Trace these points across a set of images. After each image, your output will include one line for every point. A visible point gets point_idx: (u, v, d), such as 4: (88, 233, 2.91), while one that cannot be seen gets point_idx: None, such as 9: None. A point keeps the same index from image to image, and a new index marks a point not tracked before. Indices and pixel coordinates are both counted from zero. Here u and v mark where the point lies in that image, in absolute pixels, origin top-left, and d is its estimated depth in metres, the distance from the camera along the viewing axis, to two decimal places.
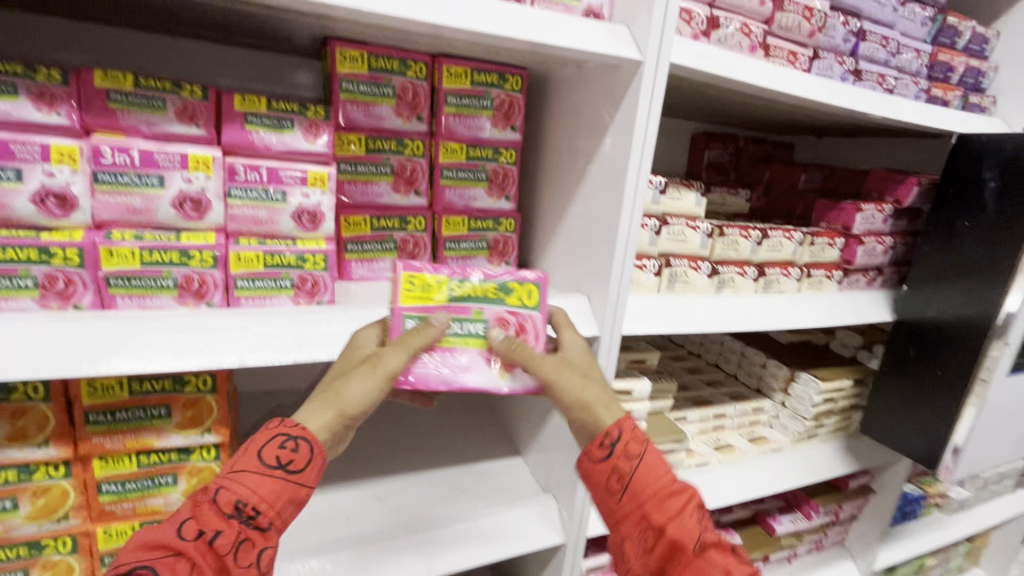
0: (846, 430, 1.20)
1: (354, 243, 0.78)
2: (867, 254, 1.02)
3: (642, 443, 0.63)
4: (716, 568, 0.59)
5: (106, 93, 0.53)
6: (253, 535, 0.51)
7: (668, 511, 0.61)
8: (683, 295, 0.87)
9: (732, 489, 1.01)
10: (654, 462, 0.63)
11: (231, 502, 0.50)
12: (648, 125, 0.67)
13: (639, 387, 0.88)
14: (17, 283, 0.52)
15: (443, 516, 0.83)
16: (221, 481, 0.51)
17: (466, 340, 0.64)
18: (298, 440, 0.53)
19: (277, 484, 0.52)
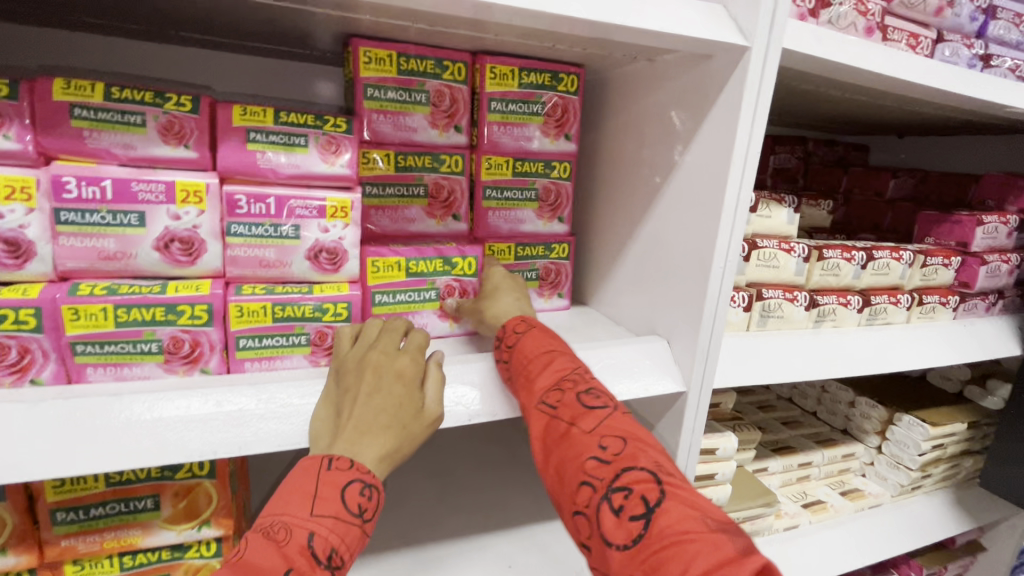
0: (955, 479, 1.02)
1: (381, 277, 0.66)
2: (989, 275, 0.85)
3: (523, 326, 0.55)
4: (559, 424, 0.49)
5: (69, 109, 0.42)
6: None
7: (527, 379, 0.52)
8: (778, 333, 0.71)
9: (829, 560, 0.84)
10: (536, 339, 0.54)
11: (327, 551, 0.39)
12: (750, 131, 0.53)
13: (724, 444, 0.73)
14: None
15: None
16: (308, 523, 0.39)
17: (425, 304, 0.62)
18: (371, 489, 0.43)
19: (360, 538, 0.41)
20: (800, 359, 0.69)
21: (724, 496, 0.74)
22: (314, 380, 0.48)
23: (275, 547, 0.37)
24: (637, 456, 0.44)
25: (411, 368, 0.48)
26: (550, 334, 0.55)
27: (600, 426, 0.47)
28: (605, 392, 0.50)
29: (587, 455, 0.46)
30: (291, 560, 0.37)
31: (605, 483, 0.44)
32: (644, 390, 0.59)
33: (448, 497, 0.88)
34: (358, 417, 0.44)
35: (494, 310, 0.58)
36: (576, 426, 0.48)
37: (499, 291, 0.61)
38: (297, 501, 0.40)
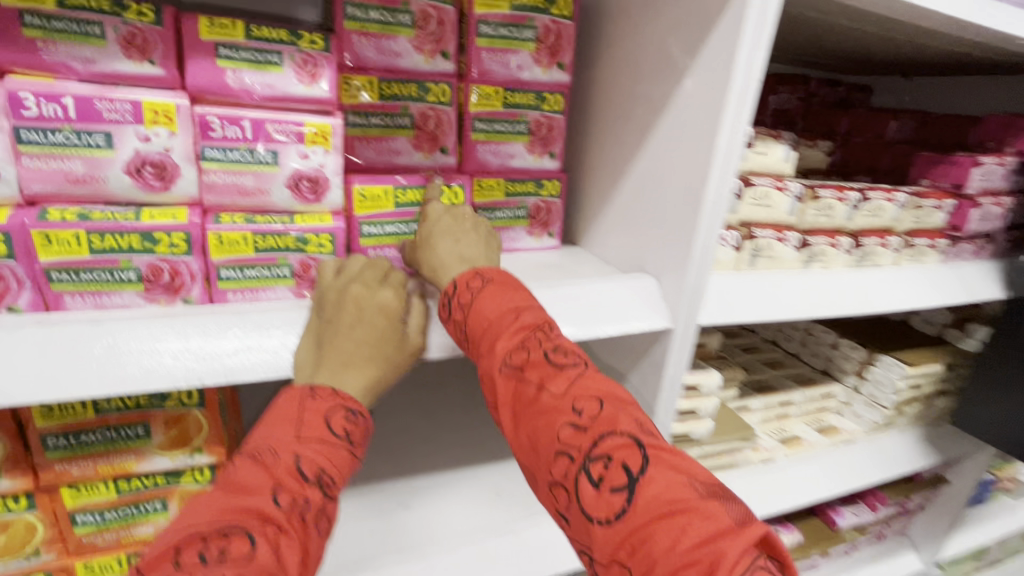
0: (927, 418, 1.06)
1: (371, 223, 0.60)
2: (981, 218, 0.85)
3: (476, 280, 0.51)
4: (528, 389, 0.45)
5: (18, 16, 0.39)
6: (330, 510, 0.40)
7: (487, 343, 0.48)
8: (766, 273, 0.71)
9: (800, 491, 0.89)
10: (493, 297, 0.49)
11: (317, 470, 0.40)
12: (751, 57, 0.51)
13: (707, 381, 0.75)
14: None
15: (479, 527, 0.73)
16: (294, 446, 0.40)
17: (415, 238, 0.61)
18: (354, 415, 0.43)
19: (348, 460, 0.42)
20: (787, 298, 0.69)
21: (704, 432, 0.77)
22: (299, 312, 0.48)
23: (263, 468, 0.38)
24: (616, 418, 0.41)
25: (392, 303, 0.48)
26: (506, 286, 0.51)
27: (572, 390, 0.43)
28: (573, 349, 0.47)
29: (560, 421, 0.43)
30: (279, 478, 0.38)
31: (584, 453, 0.41)
32: (631, 326, 0.59)
33: (439, 433, 0.91)
34: (342, 348, 0.45)
35: (435, 258, 0.54)
36: (545, 390, 0.44)
37: (435, 233, 0.55)
38: (281, 426, 0.41)
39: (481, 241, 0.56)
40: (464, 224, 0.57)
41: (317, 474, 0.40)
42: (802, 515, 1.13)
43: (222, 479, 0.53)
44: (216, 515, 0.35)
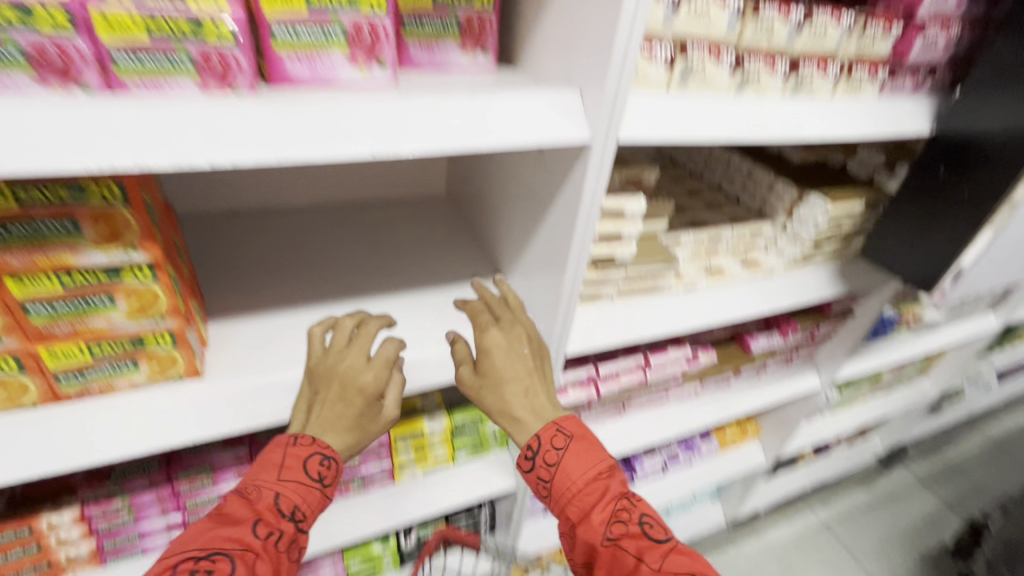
0: (844, 255, 1.15)
1: (284, 26, 0.55)
2: (924, 49, 0.84)
3: (559, 436, 0.74)
4: (629, 559, 0.67)
5: None
6: (298, 540, 0.68)
7: (584, 508, 0.72)
8: (697, 94, 0.71)
9: (714, 313, 1.00)
10: (576, 454, 0.74)
11: (290, 507, 0.67)
12: None
13: (631, 205, 0.80)
14: None
15: (419, 337, 0.83)
16: (271, 486, 0.66)
17: (332, 45, 0.58)
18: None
19: (315, 493, 0.69)
20: (714, 119, 0.70)
21: (628, 253, 0.85)
22: (207, 104, 0.48)
23: (247, 501, 0.65)
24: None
25: (373, 379, 0.70)
26: (582, 441, 0.76)
27: (664, 562, 0.66)
28: (654, 520, 0.71)
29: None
30: (259, 512, 0.64)
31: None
32: (550, 137, 0.61)
33: (388, 264, 0.97)
34: (326, 424, 0.69)
35: (491, 364, 0.77)
36: (643, 560, 0.67)
37: (505, 377, 0.76)
38: (267, 471, 0.67)
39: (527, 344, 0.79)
40: (519, 343, 0.79)
41: (287, 509, 0.67)
42: (721, 342, 1.28)
43: (162, 276, 0.59)
44: (203, 542, 0.60)
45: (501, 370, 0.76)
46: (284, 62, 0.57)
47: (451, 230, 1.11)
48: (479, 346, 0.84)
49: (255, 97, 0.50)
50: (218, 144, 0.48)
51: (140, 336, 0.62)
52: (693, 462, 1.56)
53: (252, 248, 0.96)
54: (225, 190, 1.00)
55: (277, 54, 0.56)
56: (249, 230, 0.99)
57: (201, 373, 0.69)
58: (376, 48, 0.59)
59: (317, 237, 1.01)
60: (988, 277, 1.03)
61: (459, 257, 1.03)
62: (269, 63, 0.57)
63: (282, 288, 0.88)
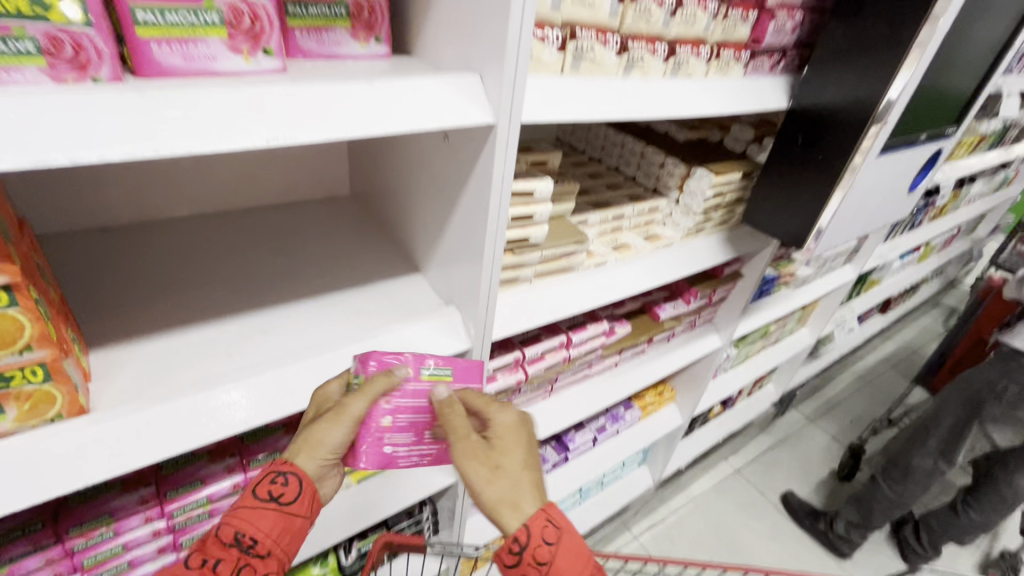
0: (728, 224, 1.27)
1: (148, 9, 0.50)
2: (776, 32, 0.95)
3: (550, 528, 0.68)
4: None
5: None
6: (256, 563, 0.66)
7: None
8: (589, 77, 0.75)
9: (625, 285, 1.06)
10: (565, 555, 0.69)
11: (234, 535, 0.65)
12: None
13: (540, 187, 0.84)
14: (14, 48, 0.41)
15: (337, 340, 0.79)
16: (246, 512, 0.66)
17: (208, 30, 0.53)
18: (289, 475, 0.68)
19: (274, 515, 0.67)
20: (599, 101, 0.74)
21: (542, 235, 0.89)
22: (61, 99, 0.42)
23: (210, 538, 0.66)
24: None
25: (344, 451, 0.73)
26: (569, 536, 0.70)
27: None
28: None
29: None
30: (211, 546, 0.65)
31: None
32: (450, 123, 0.61)
33: (304, 272, 0.93)
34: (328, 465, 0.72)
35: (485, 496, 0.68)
36: None
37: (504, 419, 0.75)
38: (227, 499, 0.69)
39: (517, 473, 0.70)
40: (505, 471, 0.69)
41: (229, 540, 0.65)
42: (633, 313, 1.38)
43: (56, 372, 0.56)
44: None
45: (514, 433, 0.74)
46: (151, 48, 0.51)
47: (361, 223, 1.09)
48: (408, 341, 0.83)
49: (122, 89, 0.45)
50: (83, 143, 0.42)
51: (4, 374, 0.54)
52: (619, 430, 1.64)
53: (138, 263, 0.88)
54: (98, 200, 0.91)
55: (142, 40, 0.50)
56: (126, 245, 0.91)
57: (88, 411, 0.61)
58: (260, 35, 0.56)
59: (216, 249, 0.94)
60: (858, 229, 1.15)
61: (372, 252, 1.00)
62: (136, 55, 0.51)
63: (188, 305, 0.81)
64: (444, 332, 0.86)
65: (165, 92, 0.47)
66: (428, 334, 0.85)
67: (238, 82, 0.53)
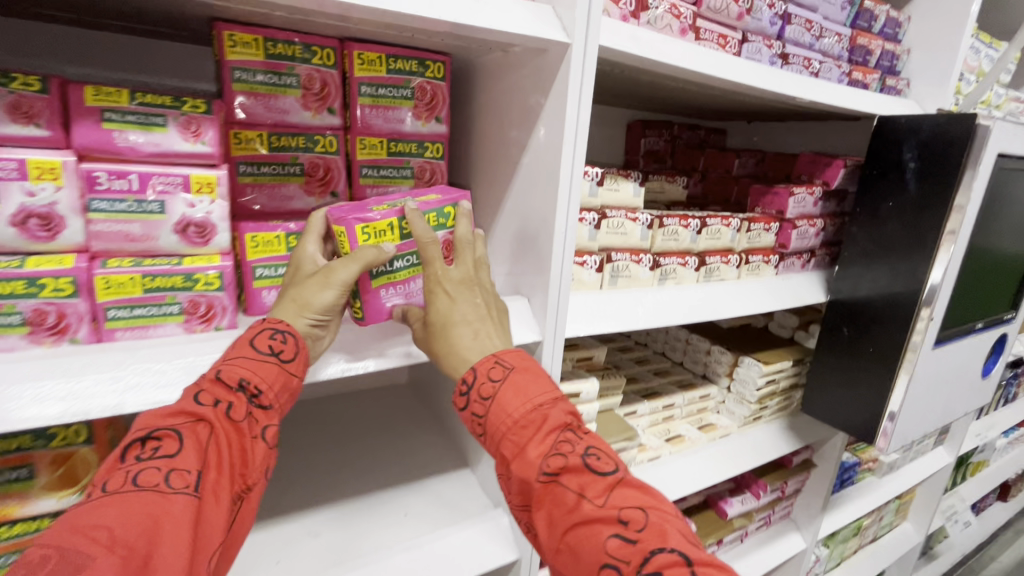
0: (788, 410, 1.23)
1: (265, 266, 0.63)
2: (800, 237, 1.03)
3: (495, 372, 0.61)
4: (569, 500, 0.56)
5: (99, 113, 0.47)
6: (260, 414, 0.51)
7: (519, 445, 0.59)
8: (626, 290, 0.83)
9: (684, 481, 1.01)
10: (515, 391, 0.60)
11: (236, 379, 0.50)
12: (576, 143, 0.65)
13: (586, 387, 0.86)
14: (164, 310, 0.52)
15: (385, 547, 0.77)
16: (240, 355, 0.51)
17: None
18: (287, 334, 0.53)
19: (273, 369, 0.52)
20: (637, 311, 0.81)
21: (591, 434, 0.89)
22: (190, 345, 0.52)
23: (192, 382, 0.49)
24: (661, 532, 0.53)
25: (312, 301, 0.55)
26: (526, 372, 0.61)
27: (612, 501, 0.55)
28: (606, 454, 0.59)
29: (607, 532, 0.54)
30: (202, 385, 0.49)
31: (634, 566, 0.51)
32: None
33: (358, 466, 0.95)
34: (280, 314, 0.55)
35: (455, 353, 0.62)
36: (587, 500, 0.55)
37: (456, 318, 0.62)
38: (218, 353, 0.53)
39: (479, 318, 0.63)
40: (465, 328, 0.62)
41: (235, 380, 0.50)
42: (697, 507, 1.26)
43: None
44: (146, 422, 0.46)
45: (472, 315, 0.62)
46: (262, 295, 0.63)
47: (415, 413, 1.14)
48: (457, 550, 0.79)
49: (236, 334, 0.55)
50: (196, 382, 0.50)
51: None
52: None
53: None
54: None
55: (256, 289, 0.63)
56: None
57: None
58: None
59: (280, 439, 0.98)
60: (934, 419, 1.07)
61: (425, 442, 1.01)
62: (249, 301, 0.63)
63: None
64: (494, 540, 0.82)
65: None
66: (476, 541, 0.81)
67: None
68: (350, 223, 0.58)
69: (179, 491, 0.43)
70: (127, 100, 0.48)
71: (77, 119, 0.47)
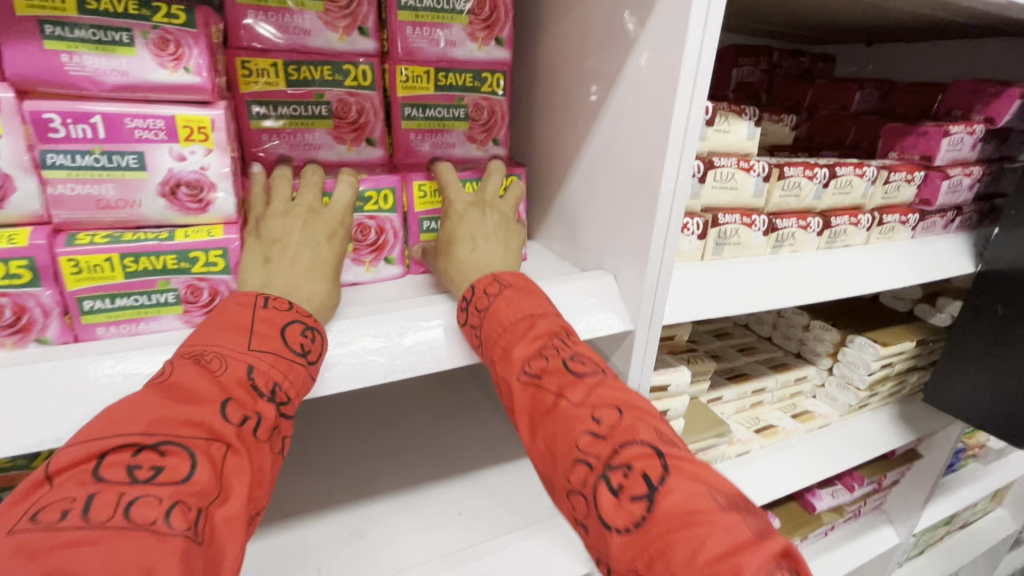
0: (899, 396, 1.04)
1: None
2: (950, 191, 0.81)
3: (495, 282, 0.50)
4: (546, 398, 0.44)
5: (39, 30, 0.34)
6: (284, 428, 0.39)
7: (504, 346, 0.47)
8: (733, 261, 0.66)
9: (779, 481, 0.86)
10: (510, 300, 0.48)
11: (269, 384, 0.38)
12: (698, 63, 0.46)
13: (676, 379, 0.71)
14: (155, 300, 0.40)
15: (437, 559, 0.66)
16: (271, 355, 0.38)
17: None
18: (315, 332, 0.41)
19: (300, 376, 0.40)
20: (750, 288, 0.63)
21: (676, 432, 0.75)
22: None
23: (208, 376, 0.35)
24: (635, 427, 0.41)
25: (343, 224, 0.46)
26: (522, 291, 0.50)
27: (591, 397, 0.43)
28: (591, 356, 0.46)
29: (579, 428, 0.42)
30: (228, 389, 0.36)
31: (603, 461, 0.39)
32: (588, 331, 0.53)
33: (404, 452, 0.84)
34: (301, 234, 0.43)
35: (456, 265, 0.52)
36: (564, 397, 0.43)
37: (460, 234, 0.53)
38: (231, 335, 0.38)
39: (494, 233, 0.54)
40: (473, 237, 0.53)
41: (264, 386, 0.37)
42: (781, 500, 1.10)
43: None
44: (152, 424, 0.32)
45: (483, 229, 0.54)
46: None
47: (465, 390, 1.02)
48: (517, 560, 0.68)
49: None
50: None
51: None
52: None
53: None
54: None
55: None
56: None
57: None
58: (384, 246, 0.55)
59: (320, 419, 0.89)
60: None
61: (478, 428, 0.89)
62: None
63: (285, 495, 0.74)
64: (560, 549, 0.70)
65: None
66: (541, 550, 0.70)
67: (362, 303, 0.51)
68: (408, 182, 0.55)
69: (187, 530, 0.29)
70: (74, 8, 0.34)
71: (8, 38, 0.33)
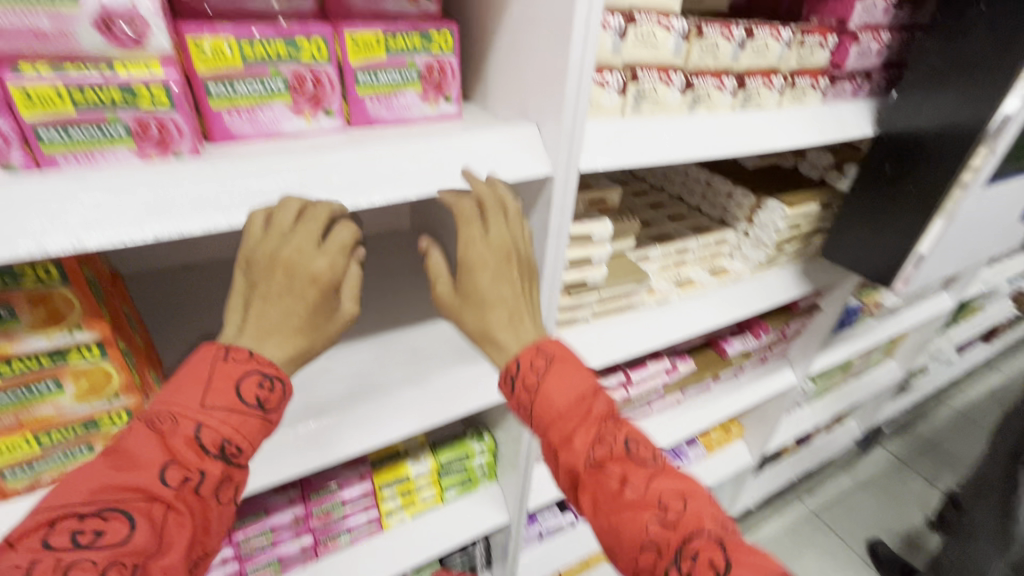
0: (804, 254, 1.19)
1: (219, 82, 0.53)
2: (860, 56, 0.88)
3: (534, 358, 0.59)
4: (611, 483, 0.54)
5: None
6: (233, 477, 0.49)
7: (564, 432, 0.56)
8: (651, 118, 0.72)
9: (689, 323, 1.01)
10: (559, 374, 0.58)
11: (215, 442, 0.47)
12: None
13: (598, 228, 0.81)
14: (108, 133, 0.44)
15: (394, 383, 0.78)
16: (221, 413, 0.48)
17: (274, 96, 0.56)
18: (275, 379, 0.50)
19: (249, 422, 0.49)
20: (664, 142, 0.70)
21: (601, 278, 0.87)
22: (147, 175, 0.45)
23: (157, 441, 0.46)
24: (699, 517, 0.51)
25: (327, 268, 0.50)
26: (565, 361, 0.59)
27: (651, 489, 0.53)
28: (644, 443, 0.57)
29: (647, 519, 0.51)
30: (172, 453, 0.46)
31: (671, 550, 0.49)
32: (513, 176, 0.61)
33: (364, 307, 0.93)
34: (275, 285, 0.49)
35: (487, 331, 0.59)
36: (626, 485, 0.53)
37: (481, 286, 0.58)
38: (189, 391, 0.48)
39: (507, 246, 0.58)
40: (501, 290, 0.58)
41: (210, 444, 0.47)
42: (698, 347, 1.28)
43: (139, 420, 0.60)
44: (96, 493, 0.43)
45: (496, 260, 0.58)
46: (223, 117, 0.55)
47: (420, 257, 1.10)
48: (462, 383, 0.81)
49: (198, 163, 0.48)
50: (160, 215, 0.45)
51: (94, 418, 0.58)
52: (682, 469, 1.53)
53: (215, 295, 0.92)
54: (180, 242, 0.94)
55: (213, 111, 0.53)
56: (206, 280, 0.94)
57: None
58: (322, 97, 0.59)
59: None
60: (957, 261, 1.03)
61: (431, 286, 0.99)
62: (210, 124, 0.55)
63: None
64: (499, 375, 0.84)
65: (240, 164, 0.49)
66: (483, 376, 0.83)
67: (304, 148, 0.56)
68: (340, 32, 0.57)
69: None
70: None
71: None
